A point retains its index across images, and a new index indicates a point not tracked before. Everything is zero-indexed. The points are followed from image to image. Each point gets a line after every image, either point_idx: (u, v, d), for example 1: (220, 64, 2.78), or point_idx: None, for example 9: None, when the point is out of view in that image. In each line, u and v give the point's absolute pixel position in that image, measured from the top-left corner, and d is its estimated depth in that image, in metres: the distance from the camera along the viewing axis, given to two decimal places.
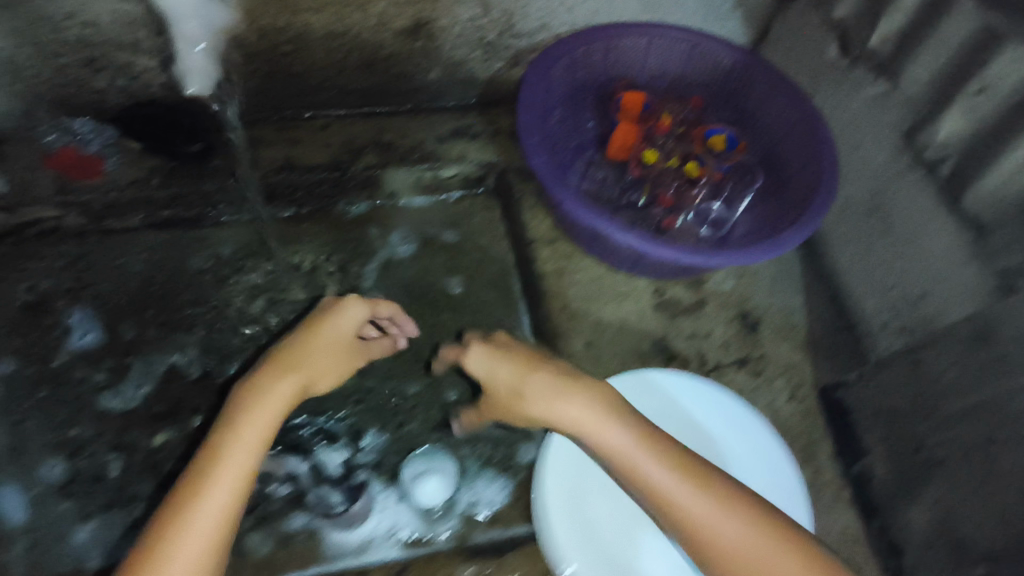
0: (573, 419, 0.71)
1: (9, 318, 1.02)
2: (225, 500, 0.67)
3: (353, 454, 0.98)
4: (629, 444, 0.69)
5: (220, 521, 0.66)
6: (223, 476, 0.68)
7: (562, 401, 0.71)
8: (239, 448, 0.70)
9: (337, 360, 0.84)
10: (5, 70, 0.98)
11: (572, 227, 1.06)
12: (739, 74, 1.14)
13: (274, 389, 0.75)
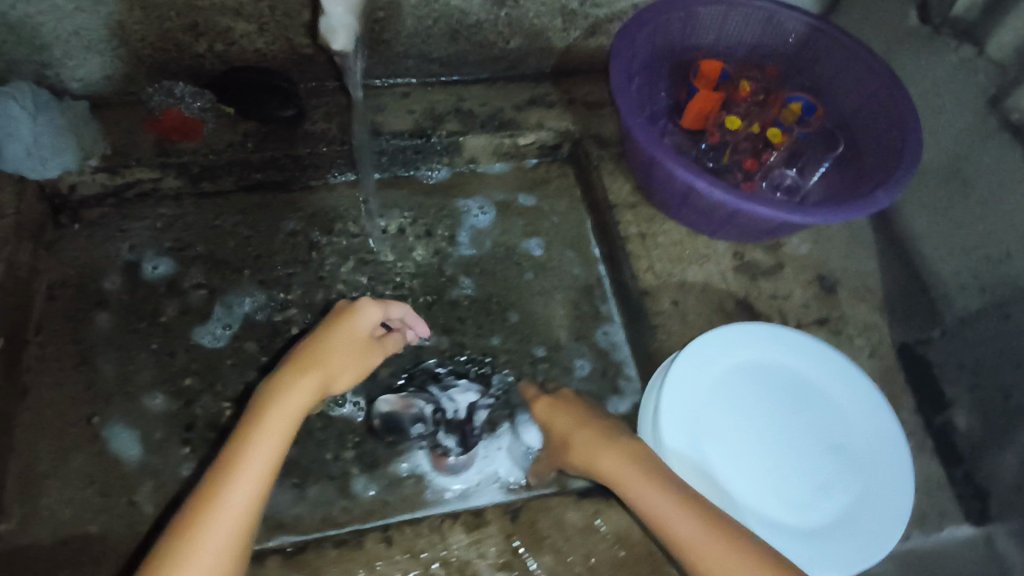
0: (610, 473, 0.75)
1: (116, 276, 1.07)
2: (245, 500, 0.69)
3: (481, 396, 0.99)
4: (659, 494, 0.72)
5: (239, 521, 0.68)
6: (244, 476, 0.69)
7: (599, 454, 0.77)
8: (256, 450, 0.71)
9: (353, 359, 0.84)
10: (112, 34, 1.01)
11: (656, 189, 1.09)
12: (819, 43, 1.16)
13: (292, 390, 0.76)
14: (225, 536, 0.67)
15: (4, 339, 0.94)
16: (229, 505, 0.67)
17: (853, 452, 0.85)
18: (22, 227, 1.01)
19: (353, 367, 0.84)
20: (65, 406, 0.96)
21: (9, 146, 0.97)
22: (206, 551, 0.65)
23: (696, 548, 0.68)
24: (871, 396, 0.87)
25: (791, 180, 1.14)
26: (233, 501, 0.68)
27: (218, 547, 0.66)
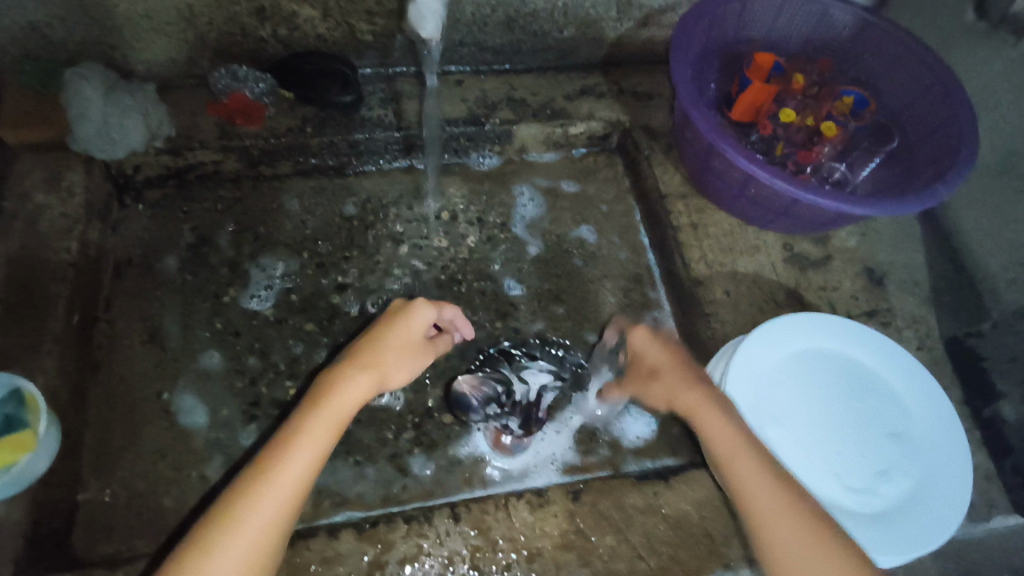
0: (687, 401, 0.80)
1: (178, 255, 1.09)
2: (291, 484, 0.70)
3: (552, 377, 0.97)
4: (727, 425, 0.77)
5: (282, 504, 0.69)
6: (293, 459, 0.71)
7: (680, 383, 0.81)
8: (307, 438, 0.72)
9: (410, 357, 0.83)
10: (181, 16, 1.04)
11: (710, 179, 1.11)
12: (872, 37, 1.17)
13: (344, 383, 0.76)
14: (267, 517, 0.68)
15: (78, 316, 0.97)
16: (276, 486, 0.69)
17: (915, 444, 0.89)
18: (91, 206, 1.04)
19: (410, 365, 0.82)
20: (135, 382, 0.98)
21: (83, 127, 1.02)
22: (249, 527, 0.67)
23: (745, 478, 0.74)
24: (933, 392, 0.91)
25: (841, 173, 1.14)
26: (280, 483, 0.69)
27: (259, 527, 0.67)
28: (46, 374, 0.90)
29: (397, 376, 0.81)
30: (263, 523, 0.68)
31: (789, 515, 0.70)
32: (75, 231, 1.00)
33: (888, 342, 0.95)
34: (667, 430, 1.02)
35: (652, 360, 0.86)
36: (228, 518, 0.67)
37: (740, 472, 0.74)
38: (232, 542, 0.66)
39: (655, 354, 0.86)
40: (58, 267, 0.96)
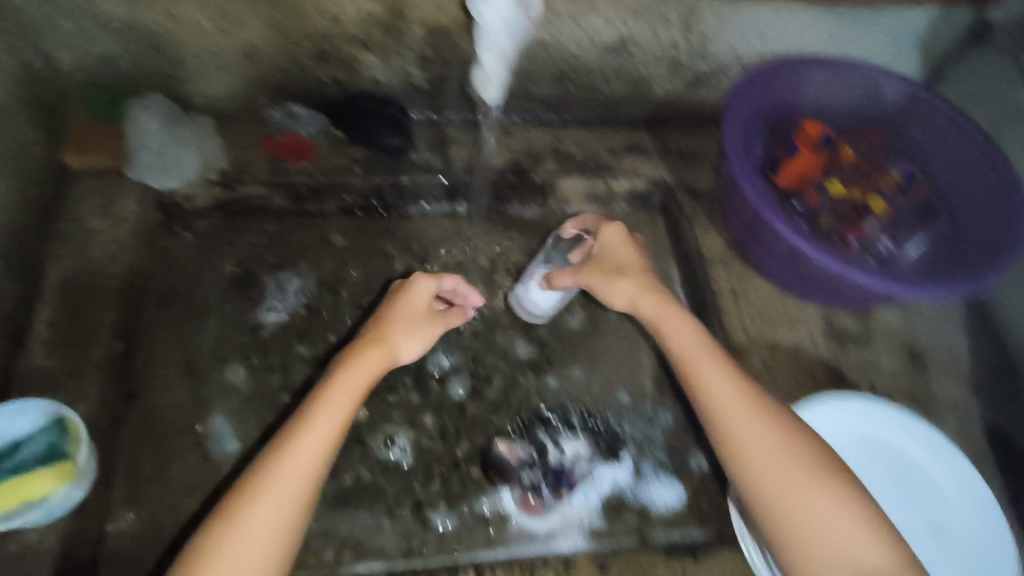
0: (678, 342, 0.88)
1: (221, 287, 1.11)
2: (315, 446, 0.76)
3: (587, 449, 1.02)
4: (719, 370, 0.84)
5: (305, 471, 0.75)
6: (313, 432, 0.77)
7: (676, 327, 0.89)
8: (324, 413, 0.79)
9: (420, 332, 0.89)
10: (245, 55, 1.06)
11: (754, 247, 1.10)
12: (922, 114, 1.17)
13: (358, 363, 0.83)
14: (292, 482, 0.74)
15: (122, 344, 0.99)
16: (297, 456, 0.75)
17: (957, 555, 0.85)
18: (141, 234, 1.07)
19: (421, 338, 0.89)
20: (170, 413, 0.99)
21: (144, 157, 1.07)
22: (281, 482, 0.74)
23: (725, 409, 0.81)
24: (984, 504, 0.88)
25: (888, 248, 1.12)
26: (302, 454, 0.75)
27: (286, 492, 0.73)
28: (86, 401, 0.92)
29: (408, 350, 0.88)
30: (290, 488, 0.74)
31: (769, 452, 0.78)
32: (122, 258, 1.03)
33: (943, 441, 0.92)
34: (696, 501, 1.01)
35: (614, 246, 0.96)
36: (257, 482, 0.73)
37: (728, 414, 0.81)
38: (262, 503, 0.72)
39: (623, 253, 0.95)
40: (106, 293, 0.99)
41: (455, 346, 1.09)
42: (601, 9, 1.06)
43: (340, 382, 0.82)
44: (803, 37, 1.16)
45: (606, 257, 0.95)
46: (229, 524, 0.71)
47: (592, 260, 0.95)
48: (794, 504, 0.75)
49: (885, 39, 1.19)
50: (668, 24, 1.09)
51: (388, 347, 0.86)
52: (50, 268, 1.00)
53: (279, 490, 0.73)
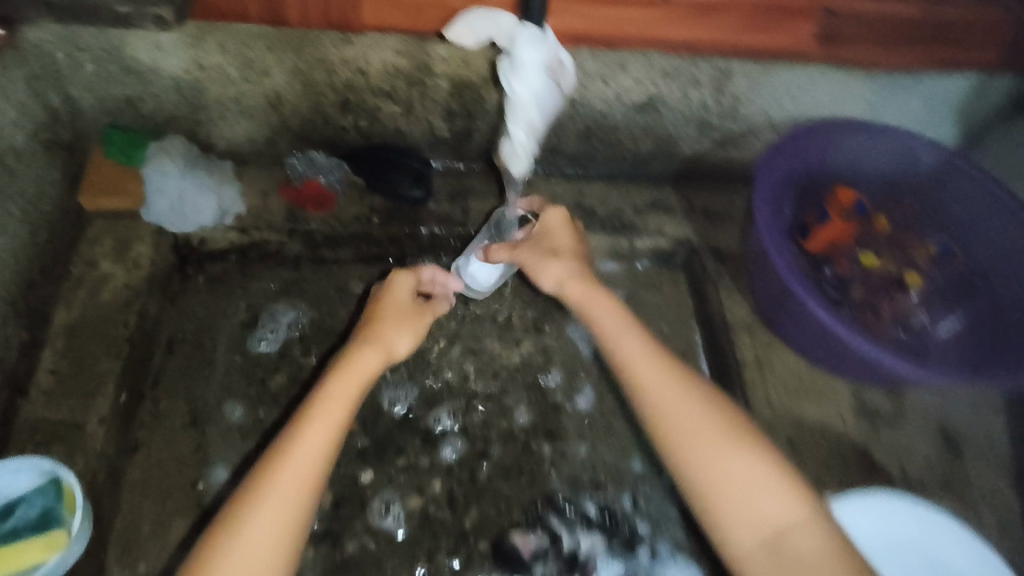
0: (609, 335, 0.88)
1: (230, 335, 1.08)
2: (317, 447, 0.75)
3: (602, 543, 0.98)
4: (647, 356, 0.84)
5: (309, 467, 0.74)
6: (313, 430, 0.76)
7: (605, 316, 0.90)
8: (323, 409, 0.78)
9: (408, 326, 0.91)
10: (268, 103, 1.05)
11: (784, 318, 1.06)
12: (959, 183, 1.12)
13: (356, 360, 0.83)
14: (297, 478, 0.73)
15: (126, 394, 0.95)
16: (300, 451, 0.74)
17: None
18: (155, 278, 1.04)
19: (409, 332, 0.90)
20: (172, 467, 0.96)
21: (158, 202, 1.04)
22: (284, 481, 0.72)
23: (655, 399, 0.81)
24: None
25: (921, 321, 1.09)
26: (303, 451, 0.74)
27: (291, 491, 0.72)
28: (87, 456, 0.88)
29: (400, 342, 0.89)
30: (295, 485, 0.72)
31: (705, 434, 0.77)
32: (135, 304, 1.00)
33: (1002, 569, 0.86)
34: None
35: (552, 228, 0.99)
36: (259, 484, 0.72)
37: (660, 402, 0.81)
38: (266, 502, 0.71)
39: (559, 238, 0.98)
40: (115, 340, 0.96)
41: (467, 408, 1.05)
42: (631, 70, 1.03)
43: (340, 379, 0.81)
44: (836, 101, 1.12)
45: (546, 241, 0.98)
46: (236, 528, 0.69)
47: (529, 239, 0.99)
48: (730, 484, 0.74)
49: (922, 104, 1.14)
50: (700, 87, 1.07)
51: (381, 342, 0.87)
52: (58, 311, 0.98)
53: (285, 488, 0.72)
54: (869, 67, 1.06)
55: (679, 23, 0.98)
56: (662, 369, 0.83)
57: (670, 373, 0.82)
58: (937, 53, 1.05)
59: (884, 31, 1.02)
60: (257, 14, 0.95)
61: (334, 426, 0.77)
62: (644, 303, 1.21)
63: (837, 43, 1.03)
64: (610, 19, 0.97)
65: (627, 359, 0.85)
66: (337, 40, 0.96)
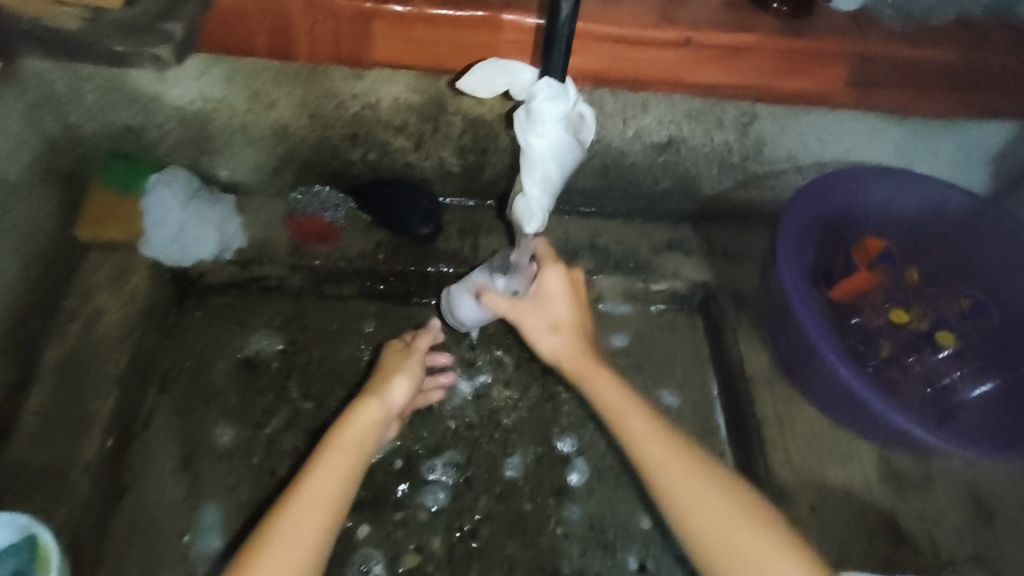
0: (611, 407, 0.79)
1: (226, 373, 1.03)
2: (320, 500, 0.71)
3: None
4: (655, 433, 0.76)
5: (309, 530, 0.69)
6: (316, 480, 0.72)
7: (605, 386, 0.81)
8: (321, 467, 0.74)
9: (403, 380, 0.88)
10: (274, 135, 1.01)
11: (806, 374, 1.00)
12: (995, 236, 1.07)
13: (353, 416, 0.80)
14: (296, 543, 0.67)
15: (115, 438, 0.91)
16: (299, 511, 0.69)
17: None
18: (150, 313, 1.00)
19: (405, 386, 0.88)
20: (161, 515, 0.91)
21: (157, 234, 1.01)
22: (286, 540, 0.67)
23: (661, 465, 0.74)
24: None
25: (950, 380, 1.03)
26: (301, 512, 0.69)
27: (289, 557, 0.66)
28: (70, 506, 0.83)
29: (396, 395, 0.86)
30: (294, 550, 0.67)
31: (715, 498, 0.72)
32: (129, 341, 0.95)
33: None
34: None
35: (557, 297, 0.87)
36: (258, 543, 0.67)
37: (675, 488, 0.72)
38: (264, 568, 0.65)
39: (560, 307, 0.86)
40: (105, 380, 0.92)
41: (468, 458, 1.01)
42: (652, 111, 1.00)
43: (341, 432, 0.78)
44: (866, 145, 1.08)
45: (546, 307, 0.86)
46: None
47: (529, 304, 0.87)
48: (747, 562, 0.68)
49: (956, 150, 1.09)
50: (724, 129, 1.04)
51: (378, 396, 0.84)
52: (48, 348, 0.93)
53: (284, 554, 0.66)
54: (906, 116, 1.01)
55: (710, 66, 0.90)
56: (671, 450, 0.75)
57: (680, 453, 0.74)
58: (991, 103, 0.97)
59: (931, 80, 0.94)
60: (261, 48, 0.83)
61: (335, 484, 0.73)
62: (658, 348, 1.16)
63: (879, 91, 0.95)
64: (635, 61, 0.89)
65: (635, 441, 0.76)
66: (346, 75, 0.91)
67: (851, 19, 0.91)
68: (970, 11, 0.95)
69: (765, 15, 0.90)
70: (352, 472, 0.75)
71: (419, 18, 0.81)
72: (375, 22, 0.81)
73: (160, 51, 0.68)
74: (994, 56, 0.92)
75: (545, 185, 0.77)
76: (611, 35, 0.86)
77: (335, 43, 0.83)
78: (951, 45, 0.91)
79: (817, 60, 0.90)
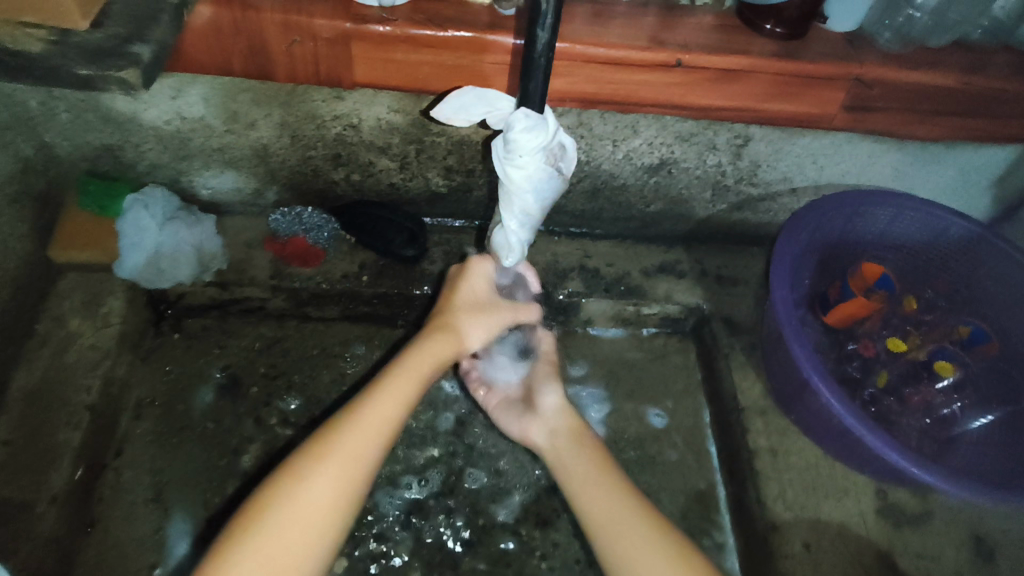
0: (571, 466, 0.82)
1: (204, 397, 1.01)
2: (384, 419, 0.72)
3: None
4: (610, 492, 0.77)
5: (375, 433, 0.71)
6: (384, 398, 0.74)
7: (573, 445, 0.84)
8: (390, 383, 0.76)
9: (484, 320, 0.88)
10: (255, 155, 0.99)
11: (800, 407, 0.96)
12: (996, 264, 1.03)
13: (422, 345, 0.82)
14: (362, 440, 0.69)
15: (84, 468, 0.88)
16: (368, 422, 0.71)
17: None
18: (125, 337, 0.97)
19: (484, 325, 0.88)
20: (129, 549, 0.88)
21: (133, 256, 0.97)
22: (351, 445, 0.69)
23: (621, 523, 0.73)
24: None
25: (950, 410, 1.00)
26: (369, 418, 0.71)
27: (355, 455, 0.68)
28: (33, 541, 0.79)
29: (472, 333, 0.87)
30: (360, 445, 0.69)
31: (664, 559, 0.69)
32: (101, 367, 0.92)
33: None
34: None
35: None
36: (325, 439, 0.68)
37: (617, 545, 0.72)
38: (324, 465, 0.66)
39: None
40: (75, 409, 0.89)
41: (450, 488, 0.98)
42: (642, 133, 0.97)
43: (414, 358, 0.80)
44: (863, 169, 1.07)
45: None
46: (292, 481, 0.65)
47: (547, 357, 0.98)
48: None
49: (957, 174, 1.07)
50: (717, 151, 1.01)
51: (451, 329, 0.85)
52: (17, 375, 0.90)
53: (351, 450, 0.68)
54: (903, 140, 1.00)
55: (702, 89, 0.87)
56: (619, 505, 0.75)
57: (630, 507, 0.75)
58: (990, 127, 0.95)
59: (928, 103, 0.91)
60: (238, 69, 0.81)
61: (399, 400, 0.75)
62: (651, 376, 1.13)
63: (874, 114, 0.92)
64: (624, 83, 0.86)
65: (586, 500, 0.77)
66: (327, 95, 0.89)
67: (846, 40, 0.89)
68: (970, 33, 0.92)
69: (758, 38, 0.86)
70: (413, 392, 0.77)
71: (400, 39, 0.78)
72: (354, 42, 0.78)
73: (126, 74, 0.62)
74: (993, 80, 0.89)
75: (523, 218, 0.76)
76: (598, 56, 0.82)
77: (313, 64, 0.81)
78: (950, 69, 0.88)
79: (811, 83, 0.87)
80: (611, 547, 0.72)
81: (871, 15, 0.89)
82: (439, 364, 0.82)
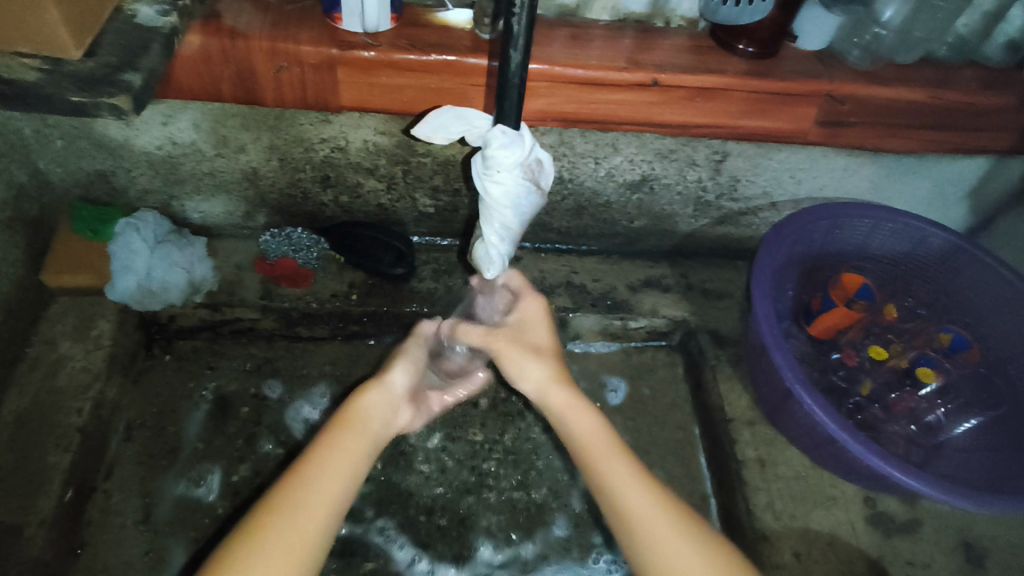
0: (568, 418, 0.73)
1: (193, 418, 1.01)
2: (341, 470, 0.65)
3: None
4: (603, 440, 0.70)
5: (330, 493, 0.63)
6: (338, 449, 0.66)
7: (583, 424, 0.72)
8: (342, 437, 0.68)
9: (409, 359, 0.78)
10: (245, 179, 1.01)
11: (786, 416, 0.97)
12: (975, 272, 1.05)
13: (364, 397, 0.73)
14: (320, 495, 0.62)
15: (73, 491, 0.88)
16: (317, 477, 0.63)
17: None
18: (116, 359, 0.98)
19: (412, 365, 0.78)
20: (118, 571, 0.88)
21: (124, 279, 0.98)
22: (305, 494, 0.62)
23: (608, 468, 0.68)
24: None
25: (934, 417, 1.01)
26: (328, 475, 0.64)
27: (319, 509, 0.61)
28: (20, 564, 0.78)
29: (401, 376, 0.76)
30: (319, 500, 0.62)
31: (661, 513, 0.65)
32: (92, 390, 0.93)
33: None
34: None
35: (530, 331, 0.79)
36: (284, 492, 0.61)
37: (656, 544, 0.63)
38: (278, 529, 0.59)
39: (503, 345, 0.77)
40: (66, 431, 0.89)
41: (438, 505, 0.97)
42: (623, 150, 1.00)
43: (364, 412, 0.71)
44: (840, 182, 1.09)
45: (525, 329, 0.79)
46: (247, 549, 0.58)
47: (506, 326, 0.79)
48: None
49: (932, 187, 1.10)
50: (696, 167, 1.04)
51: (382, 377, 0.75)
52: (8, 399, 0.91)
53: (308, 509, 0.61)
54: (877, 152, 1.02)
55: (678, 107, 0.90)
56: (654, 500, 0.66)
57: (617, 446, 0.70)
58: (961, 140, 0.98)
59: (898, 118, 0.94)
60: (227, 95, 0.84)
61: (350, 458, 0.66)
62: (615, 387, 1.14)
63: (848, 129, 0.95)
64: (603, 103, 0.89)
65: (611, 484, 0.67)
66: (314, 119, 0.91)
67: (817, 58, 0.92)
68: (937, 50, 0.95)
69: (732, 57, 0.89)
70: (368, 452, 0.69)
71: (383, 64, 0.81)
72: (339, 68, 0.81)
73: (117, 100, 0.64)
74: (961, 94, 0.91)
75: (503, 231, 0.77)
76: (577, 77, 0.85)
77: (301, 89, 0.84)
78: (920, 84, 0.91)
79: (785, 100, 0.90)
80: (621, 514, 0.65)
81: (840, 34, 0.92)
82: (385, 418, 0.73)
